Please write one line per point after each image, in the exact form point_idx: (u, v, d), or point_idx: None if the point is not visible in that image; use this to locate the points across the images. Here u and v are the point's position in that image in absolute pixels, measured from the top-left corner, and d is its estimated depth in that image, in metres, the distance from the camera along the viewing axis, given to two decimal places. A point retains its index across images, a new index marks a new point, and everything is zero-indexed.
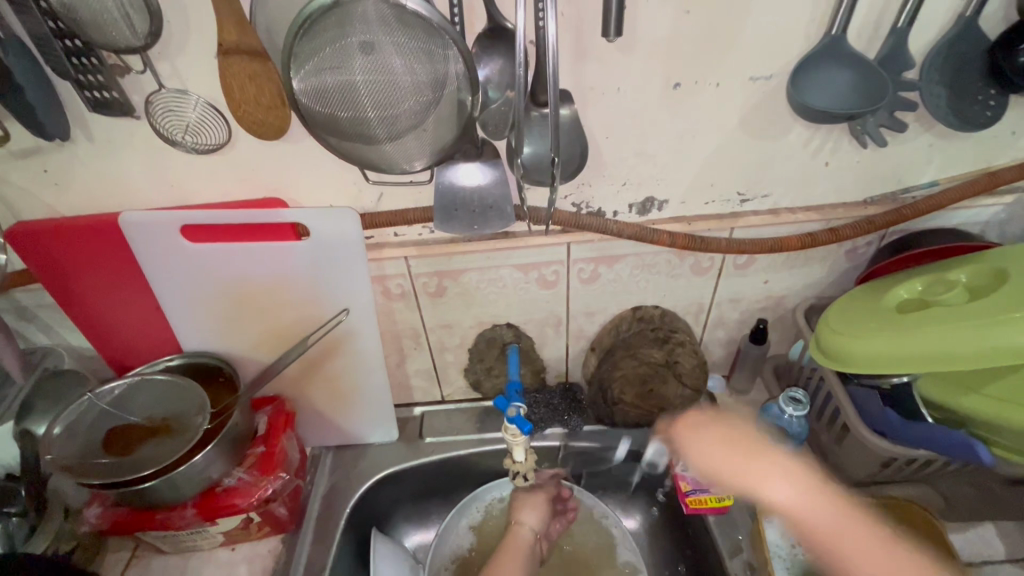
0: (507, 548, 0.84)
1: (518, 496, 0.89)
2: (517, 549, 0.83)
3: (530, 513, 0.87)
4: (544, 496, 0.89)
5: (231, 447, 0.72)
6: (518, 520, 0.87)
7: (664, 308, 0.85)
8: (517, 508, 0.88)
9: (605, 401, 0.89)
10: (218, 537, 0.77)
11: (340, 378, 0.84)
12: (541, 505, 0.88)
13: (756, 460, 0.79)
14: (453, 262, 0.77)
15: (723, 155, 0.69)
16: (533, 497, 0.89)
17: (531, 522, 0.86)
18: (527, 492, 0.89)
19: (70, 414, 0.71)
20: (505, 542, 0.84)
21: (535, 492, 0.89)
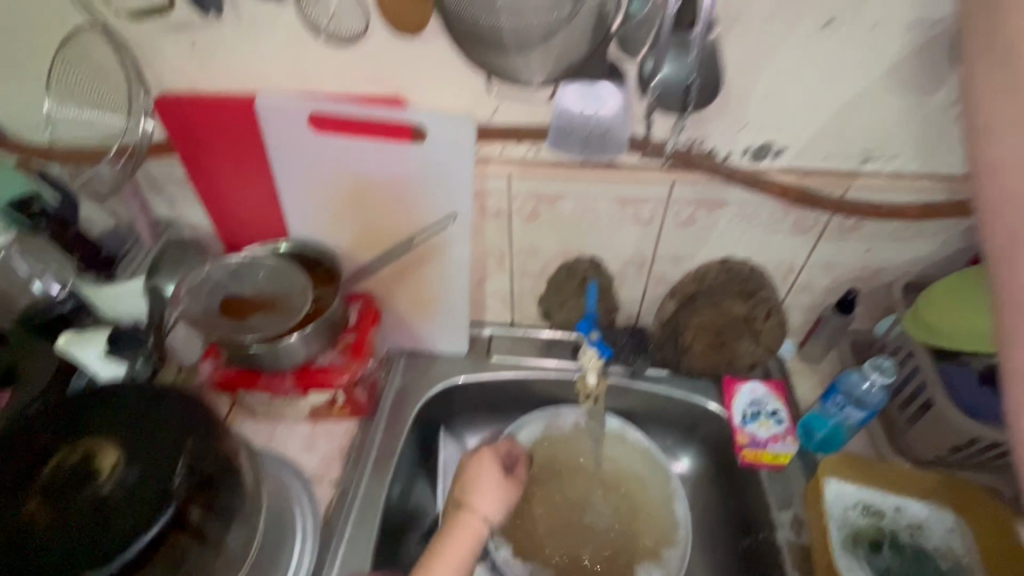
0: (456, 534, 0.68)
1: (482, 475, 0.74)
2: (472, 540, 0.68)
3: (490, 500, 0.72)
4: (506, 480, 0.76)
5: (329, 332, 0.78)
6: (476, 506, 0.71)
7: (754, 263, 0.84)
8: (478, 493, 0.72)
9: (674, 348, 0.89)
10: (304, 409, 0.85)
11: (426, 286, 0.89)
12: (502, 497, 0.74)
13: (818, 429, 0.80)
14: (553, 186, 0.77)
15: (856, 105, 0.66)
16: (494, 471, 0.75)
17: (490, 512, 0.71)
18: (490, 472, 0.75)
19: (193, 279, 0.78)
20: (460, 523, 0.69)
21: (496, 462, 0.76)
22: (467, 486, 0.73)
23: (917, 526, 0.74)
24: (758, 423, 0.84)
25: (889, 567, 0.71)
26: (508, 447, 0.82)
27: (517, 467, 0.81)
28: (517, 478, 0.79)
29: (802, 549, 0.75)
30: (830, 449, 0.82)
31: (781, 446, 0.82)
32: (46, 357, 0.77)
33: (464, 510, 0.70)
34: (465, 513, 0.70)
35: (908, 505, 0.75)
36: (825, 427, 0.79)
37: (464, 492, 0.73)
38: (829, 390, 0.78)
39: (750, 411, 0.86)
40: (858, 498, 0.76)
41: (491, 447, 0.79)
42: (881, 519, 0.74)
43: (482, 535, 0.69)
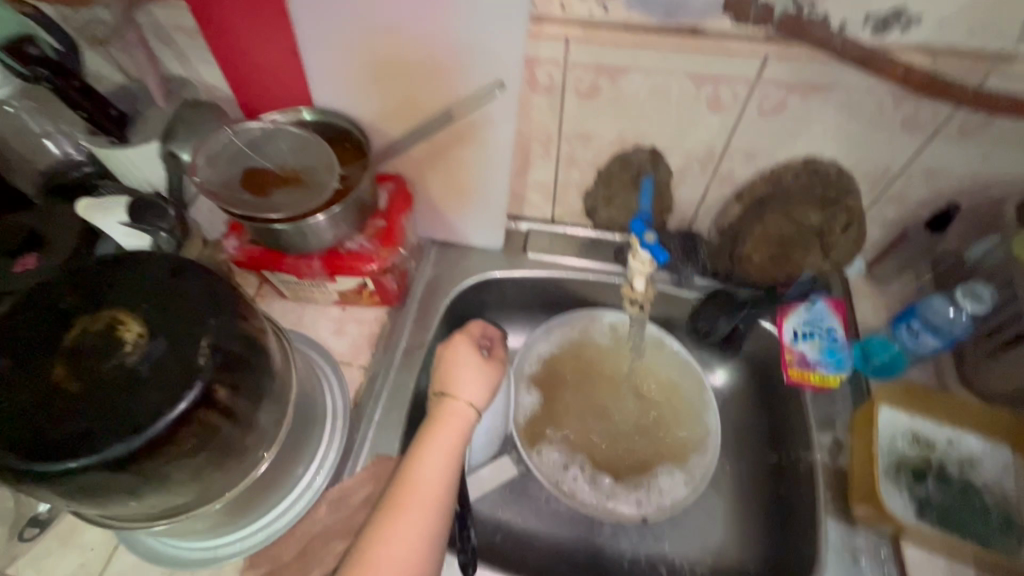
0: (442, 419, 0.67)
1: (461, 361, 0.72)
2: (460, 423, 0.67)
3: (473, 384, 0.70)
4: (486, 362, 0.73)
5: (356, 214, 0.73)
6: (459, 393, 0.69)
7: (842, 166, 0.72)
8: (460, 379, 0.70)
9: (730, 256, 0.82)
10: (332, 294, 0.82)
11: (463, 171, 0.80)
12: (487, 380, 0.72)
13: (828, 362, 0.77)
14: (618, 56, 0.65)
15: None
16: (470, 356, 0.72)
17: (474, 396, 0.70)
18: (467, 355, 0.73)
19: (212, 146, 0.71)
20: (444, 411, 0.67)
21: (470, 344, 0.74)
22: (448, 375, 0.71)
23: (968, 461, 0.70)
24: (810, 342, 0.78)
25: (930, 497, 0.68)
26: (481, 330, 0.78)
27: (496, 349, 0.77)
28: (496, 359, 0.75)
29: (839, 473, 0.72)
30: (887, 375, 0.76)
31: (830, 368, 0.76)
32: (67, 224, 0.74)
33: (447, 398, 0.69)
34: (449, 399, 0.69)
35: (962, 439, 0.71)
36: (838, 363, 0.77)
37: (446, 379, 0.71)
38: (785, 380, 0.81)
39: (803, 329, 0.79)
40: (909, 427, 0.72)
41: (466, 332, 0.76)
42: (930, 451, 0.70)
43: (471, 418, 0.68)
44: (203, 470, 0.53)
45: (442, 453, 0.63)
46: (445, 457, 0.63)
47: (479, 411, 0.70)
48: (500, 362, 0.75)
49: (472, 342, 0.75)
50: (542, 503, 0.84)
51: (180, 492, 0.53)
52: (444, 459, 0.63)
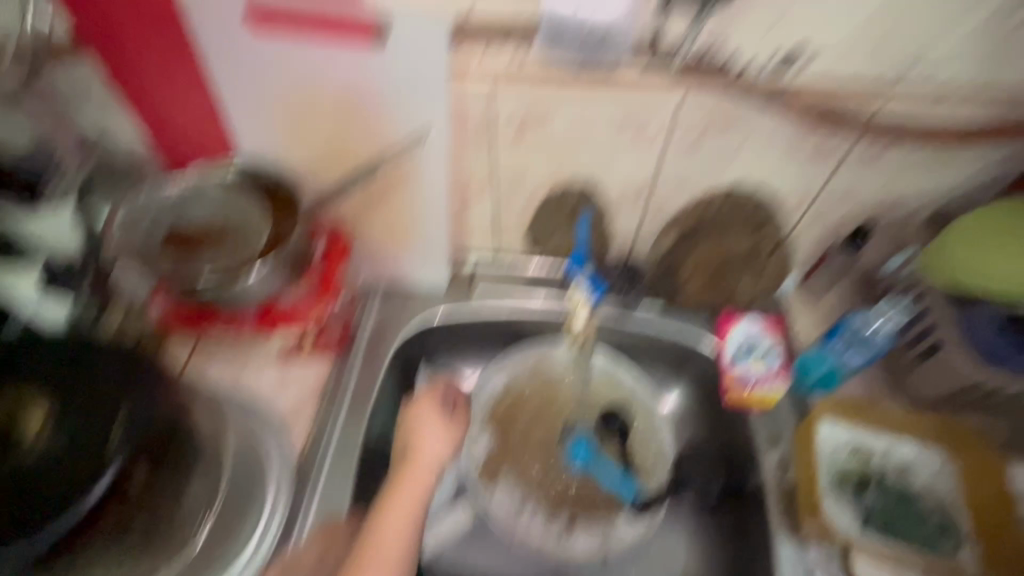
0: (401, 483, 0.66)
1: (424, 420, 0.73)
2: (420, 484, 0.67)
3: (435, 441, 0.71)
4: (450, 420, 0.74)
5: (288, 271, 0.69)
6: (423, 450, 0.70)
7: (763, 192, 0.76)
8: (426, 437, 0.71)
9: (669, 283, 0.84)
10: (271, 350, 0.79)
11: (400, 216, 0.79)
12: (450, 437, 0.73)
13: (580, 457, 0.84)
14: (542, 100, 0.66)
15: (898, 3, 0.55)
16: (437, 416, 0.74)
17: (437, 454, 0.70)
18: (432, 416, 0.74)
19: (133, 205, 0.69)
20: (408, 470, 0.68)
21: (436, 404, 0.75)
22: (414, 434, 0.72)
23: (904, 468, 0.72)
24: (751, 361, 0.79)
25: (873, 508, 0.70)
26: (447, 387, 0.78)
27: (461, 406, 0.77)
28: (460, 417, 0.75)
29: (787, 491, 0.74)
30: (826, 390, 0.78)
31: (771, 386, 0.78)
32: None
33: (411, 456, 0.69)
34: (410, 460, 0.69)
35: (899, 447, 0.73)
36: (591, 462, 0.84)
37: (409, 440, 0.71)
38: (621, 488, 0.83)
39: (744, 348, 0.81)
40: (848, 440, 0.74)
41: (430, 390, 0.77)
42: (868, 461, 0.73)
43: (433, 478, 0.68)
44: None
45: (405, 517, 0.63)
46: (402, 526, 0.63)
47: (442, 466, 0.70)
48: (463, 417, 0.76)
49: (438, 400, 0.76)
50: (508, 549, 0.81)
51: None
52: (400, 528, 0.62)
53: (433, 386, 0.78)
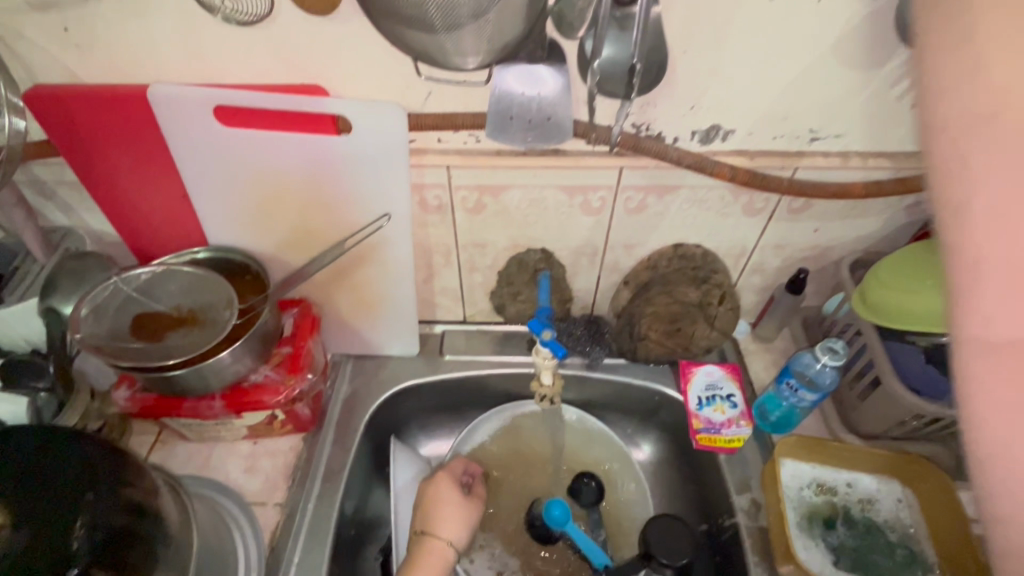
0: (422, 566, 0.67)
1: (442, 499, 0.73)
2: (438, 565, 0.68)
3: (455, 522, 0.72)
4: (467, 499, 0.75)
5: (259, 345, 0.71)
6: (439, 531, 0.71)
7: (706, 248, 0.83)
8: (441, 518, 0.72)
9: (630, 336, 0.87)
10: (241, 429, 0.78)
11: (369, 287, 0.82)
12: (466, 517, 0.73)
13: (559, 518, 0.78)
14: (496, 177, 0.72)
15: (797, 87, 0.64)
16: (453, 493, 0.74)
17: (455, 535, 0.71)
18: (450, 494, 0.74)
19: (97, 295, 0.69)
20: (423, 551, 0.68)
21: (453, 483, 0.76)
22: (429, 512, 0.72)
23: (867, 500, 0.75)
24: (712, 407, 0.84)
25: (843, 543, 0.72)
26: (464, 465, 0.80)
27: (475, 485, 0.79)
28: (476, 497, 0.77)
29: (762, 532, 0.75)
30: (785, 430, 0.82)
31: (734, 431, 0.82)
32: None
33: (427, 536, 0.70)
34: (428, 540, 0.69)
35: (859, 480, 0.77)
36: (568, 524, 0.78)
37: (426, 518, 0.72)
38: (593, 556, 0.77)
39: (706, 394, 0.85)
40: (812, 476, 0.77)
41: (449, 468, 0.78)
42: (833, 496, 0.75)
43: (449, 558, 0.69)
44: None
45: None
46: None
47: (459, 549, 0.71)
48: (479, 499, 0.77)
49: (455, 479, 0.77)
50: None
51: None
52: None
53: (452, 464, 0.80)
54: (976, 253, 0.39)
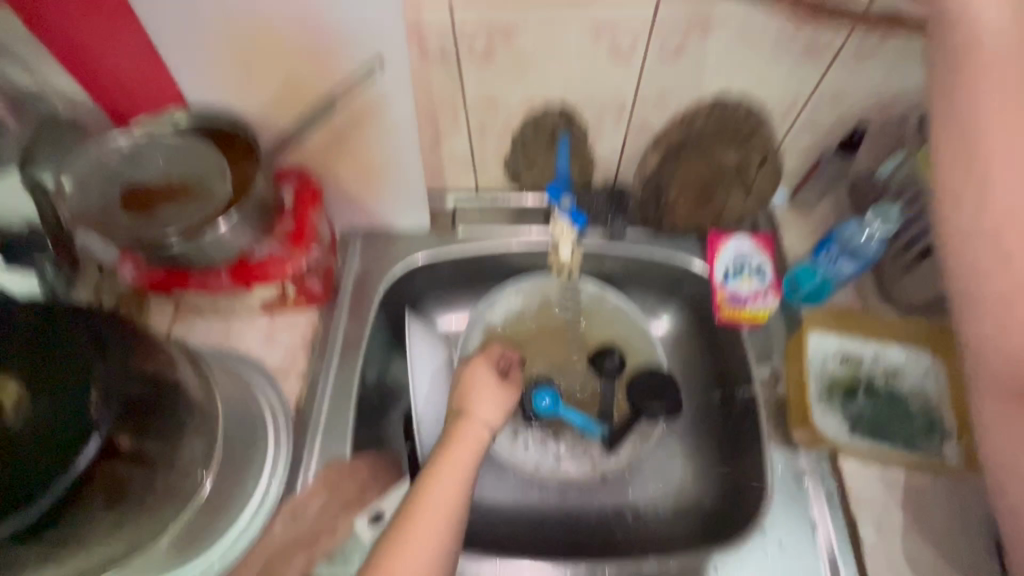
0: (458, 442, 0.63)
1: (476, 383, 0.70)
2: (474, 446, 0.63)
3: (490, 404, 0.68)
4: (505, 384, 0.71)
5: (259, 217, 0.67)
6: (474, 412, 0.66)
7: (751, 101, 0.72)
8: (476, 398, 0.68)
9: (656, 205, 0.81)
10: (255, 304, 0.78)
11: (371, 154, 0.75)
12: (504, 401, 0.69)
13: (549, 406, 0.80)
14: (510, 13, 0.61)
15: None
16: (489, 377, 0.70)
17: (490, 416, 0.67)
18: (484, 376, 0.70)
19: (80, 166, 0.63)
20: (459, 430, 0.64)
21: (489, 367, 0.71)
22: (464, 394, 0.69)
23: (893, 371, 0.73)
24: (740, 279, 0.79)
25: (862, 414, 0.71)
26: (501, 351, 0.75)
27: (513, 372, 0.74)
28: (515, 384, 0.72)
29: (779, 401, 0.76)
30: (816, 302, 0.78)
31: (760, 303, 0.78)
32: None
33: (462, 415, 0.66)
34: (463, 420, 0.65)
35: (888, 352, 0.74)
36: (560, 407, 0.81)
37: (461, 400, 0.68)
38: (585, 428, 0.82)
39: (734, 266, 0.80)
40: (838, 348, 0.74)
41: (485, 353, 0.74)
42: (858, 367, 0.73)
43: (484, 441, 0.65)
44: (124, 519, 0.49)
45: (453, 485, 0.59)
46: (452, 489, 0.59)
47: (494, 432, 0.66)
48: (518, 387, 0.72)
49: (493, 365, 0.73)
50: (506, 479, 0.84)
51: (106, 546, 0.49)
52: (450, 489, 0.59)
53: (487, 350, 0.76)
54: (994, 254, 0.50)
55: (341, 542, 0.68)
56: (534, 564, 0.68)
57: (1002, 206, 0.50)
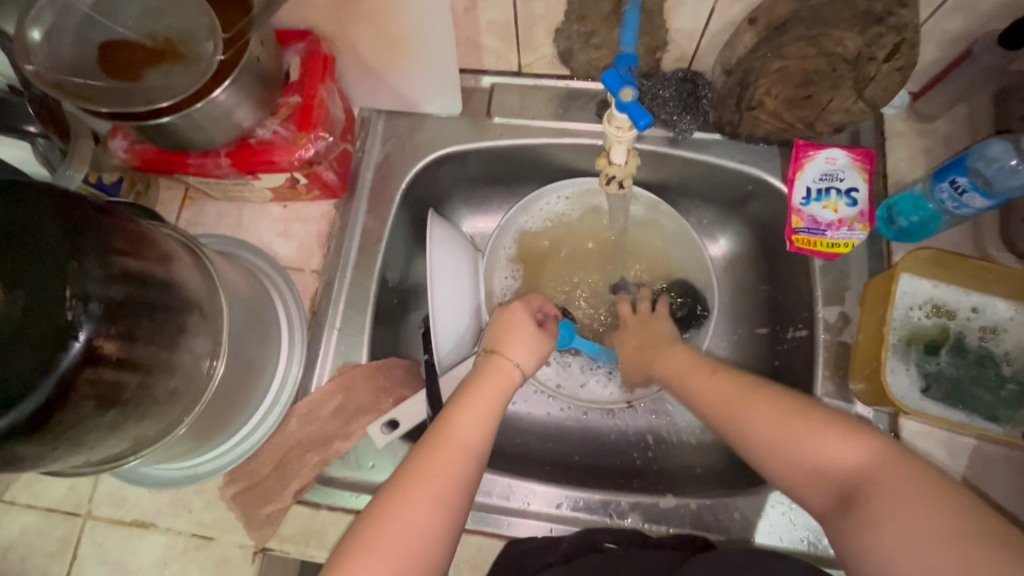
0: (488, 378, 0.58)
1: (511, 324, 0.64)
2: (503, 387, 0.58)
3: (525, 349, 0.62)
4: (540, 331, 0.65)
5: (257, 87, 0.57)
6: (508, 352, 0.61)
7: None
8: (509, 339, 0.62)
9: (737, 104, 0.66)
10: (266, 192, 0.71)
11: (392, 15, 0.62)
12: (539, 348, 0.63)
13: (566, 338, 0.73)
14: None
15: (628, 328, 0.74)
16: (527, 321, 0.64)
17: (524, 361, 0.61)
18: (523, 320, 0.64)
19: (43, 12, 0.52)
20: (487, 370, 0.59)
21: (527, 311, 0.65)
22: (497, 335, 0.63)
23: (992, 329, 0.62)
24: (824, 203, 0.67)
25: (941, 371, 0.61)
26: (541, 301, 0.69)
27: (547, 325, 0.68)
28: (551, 333, 0.66)
29: (842, 347, 0.66)
30: (913, 238, 0.66)
31: (844, 234, 0.67)
32: None
33: (494, 355, 0.61)
34: (495, 358, 0.60)
35: (990, 306, 0.62)
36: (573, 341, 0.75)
37: (496, 339, 0.63)
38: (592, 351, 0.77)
39: (819, 185, 0.68)
40: (929, 297, 0.63)
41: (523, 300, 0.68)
42: (949, 321, 0.63)
43: (513, 381, 0.59)
44: (123, 421, 0.47)
45: (476, 424, 0.53)
46: (476, 417, 0.54)
47: (525, 375, 0.61)
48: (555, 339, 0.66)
49: (530, 312, 0.66)
50: (525, 392, 0.82)
51: (112, 443, 0.48)
52: (471, 416, 0.54)
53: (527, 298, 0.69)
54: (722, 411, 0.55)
55: (355, 445, 0.68)
56: (544, 486, 0.67)
57: (718, 403, 0.55)
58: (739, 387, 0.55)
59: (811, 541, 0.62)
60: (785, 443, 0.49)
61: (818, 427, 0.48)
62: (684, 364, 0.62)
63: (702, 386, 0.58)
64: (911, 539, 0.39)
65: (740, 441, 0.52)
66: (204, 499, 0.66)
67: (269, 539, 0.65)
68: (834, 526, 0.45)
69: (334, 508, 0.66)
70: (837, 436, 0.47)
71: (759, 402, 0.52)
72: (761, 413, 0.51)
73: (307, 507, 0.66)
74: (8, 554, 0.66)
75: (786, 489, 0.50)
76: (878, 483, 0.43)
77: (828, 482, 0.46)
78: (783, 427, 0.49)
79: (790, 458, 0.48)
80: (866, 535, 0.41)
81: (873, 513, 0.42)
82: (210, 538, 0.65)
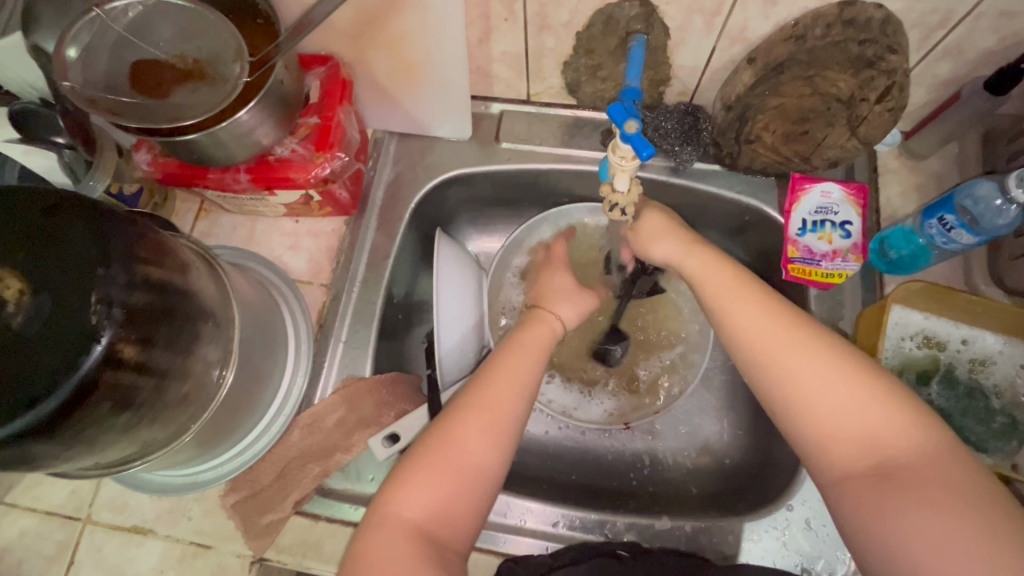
0: (531, 333, 0.60)
1: (553, 283, 0.68)
2: (548, 337, 0.61)
3: (567, 303, 0.66)
4: (581, 289, 0.68)
5: (279, 108, 0.60)
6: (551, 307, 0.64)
7: (889, 11, 0.56)
8: (554, 296, 0.66)
9: (736, 137, 0.69)
10: (280, 207, 0.73)
11: (410, 42, 0.65)
12: (580, 305, 0.67)
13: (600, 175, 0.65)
14: None
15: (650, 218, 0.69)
16: (567, 280, 0.68)
17: (567, 314, 0.65)
18: (564, 281, 0.68)
19: (82, 33, 0.55)
20: (530, 325, 0.61)
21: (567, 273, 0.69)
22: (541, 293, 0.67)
23: (982, 361, 0.64)
24: (818, 233, 0.70)
25: (933, 401, 0.63)
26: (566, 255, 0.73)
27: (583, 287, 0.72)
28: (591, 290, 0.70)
29: None
30: (903, 271, 0.68)
31: (837, 265, 0.69)
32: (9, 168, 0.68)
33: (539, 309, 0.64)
34: (541, 312, 0.63)
35: (980, 338, 0.64)
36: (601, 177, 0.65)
37: (541, 297, 0.66)
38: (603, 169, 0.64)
39: (814, 218, 0.70)
40: (921, 328, 0.64)
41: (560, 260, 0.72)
42: (940, 352, 0.64)
43: (557, 332, 0.63)
44: (138, 423, 0.48)
45: (518, 379, 0.56)
46: (523, 364, 0.57)
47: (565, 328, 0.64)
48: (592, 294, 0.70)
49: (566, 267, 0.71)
50: None
51: (122, 446, 0.49)
52: (523, 364, 0.57)
53: (549, 254, 0.73)
54: (760, 348, 0.50)
55: (356, 457, 0.69)
56: (542, 504, 0.67)
57: (756, 336, 0.51)
58: (787, 324, 0.50)
59: (805, 568, 0.63)
60: (830, 397, 0.47)
61: (886, 397, 0.46)
62: (717, 274, 0.56)
63: (746, 314, 0.52)
64: (942, 496, 0.41)
65: (777, 384, 0.49)
66: (203, 507, 0.67)
67: (267, 549, 0.65)
68: (860, 495, 0.45)
69: (333, 520, 0.67)
70: (904, 411, 0.46)
71: (822, 343, 0.49)
72: (820, 355, 0.48)
73: (307, 518, 0.67)
74: (5, 556, 0.66)
75: (812, 439, 0.47)
76: (931, 474, 0.43)
77: (873, 455, 0.45)
78: (828, 383, 0.47)
79: (845, 419, 0.46)
80: (889, 517, 0.42)
81: (904, 500, 0.42)
82: (208, 546, 0.66)
